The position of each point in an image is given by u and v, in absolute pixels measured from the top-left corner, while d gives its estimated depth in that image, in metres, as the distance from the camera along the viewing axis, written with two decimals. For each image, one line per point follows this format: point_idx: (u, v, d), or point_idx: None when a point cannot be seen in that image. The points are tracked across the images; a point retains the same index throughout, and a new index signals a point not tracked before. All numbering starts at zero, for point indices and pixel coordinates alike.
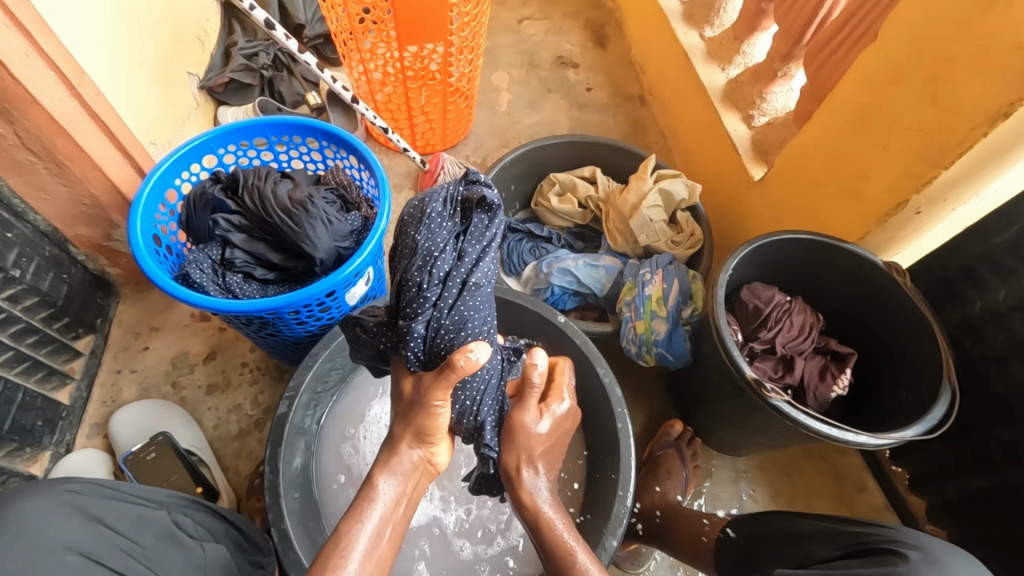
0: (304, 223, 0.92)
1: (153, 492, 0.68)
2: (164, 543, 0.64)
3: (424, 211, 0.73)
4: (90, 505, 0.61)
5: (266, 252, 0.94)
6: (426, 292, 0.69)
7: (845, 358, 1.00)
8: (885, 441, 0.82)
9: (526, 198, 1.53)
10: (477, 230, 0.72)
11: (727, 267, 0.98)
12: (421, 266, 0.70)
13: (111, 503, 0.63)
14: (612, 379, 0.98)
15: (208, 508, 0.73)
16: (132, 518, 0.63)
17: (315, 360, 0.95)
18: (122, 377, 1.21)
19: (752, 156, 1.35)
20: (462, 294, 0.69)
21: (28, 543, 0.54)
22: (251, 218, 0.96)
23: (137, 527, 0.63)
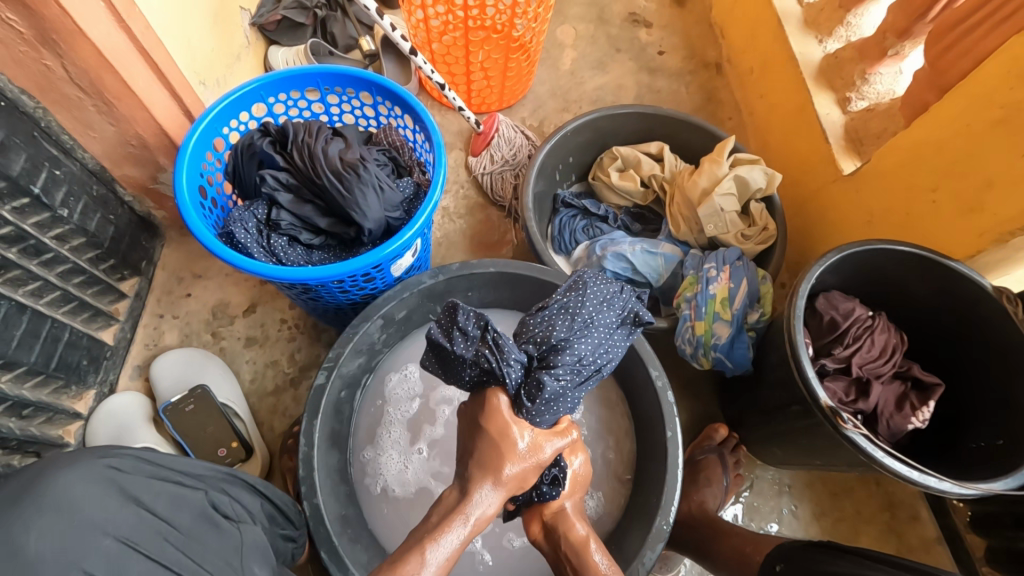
0: (355, 189, 0.86)
1: (191, 469, 0.69)
2: (204, 523, 0.63)
3: (611, 302, 0.73)
4: (128, 482, 0.61)
5: (314, 216, 0.90)
6: (560, 373, 0.68)
7: (930, 388, 0.90)
8: (971, 491, 0.73)
9: (584, 171, 1.43)
10: (613, 334, 0.73)
11: (810, 276, 0.89)
12: (562, 348, 0.69)
13: (150, 481, 0.62)
14: (664, 383, 0.91)
15: (245, 483, 0.74)
16: (172, 497, 0.62)
17: (357, 332, 0.91)
18: (164, 321, 1.21)
19: (843, 146, 1.21)
20: (589, 386, 0.72)
21: (64, 521, 0.54)
22: (299, 177, 0.91)
23: (177, 507, 0.62)
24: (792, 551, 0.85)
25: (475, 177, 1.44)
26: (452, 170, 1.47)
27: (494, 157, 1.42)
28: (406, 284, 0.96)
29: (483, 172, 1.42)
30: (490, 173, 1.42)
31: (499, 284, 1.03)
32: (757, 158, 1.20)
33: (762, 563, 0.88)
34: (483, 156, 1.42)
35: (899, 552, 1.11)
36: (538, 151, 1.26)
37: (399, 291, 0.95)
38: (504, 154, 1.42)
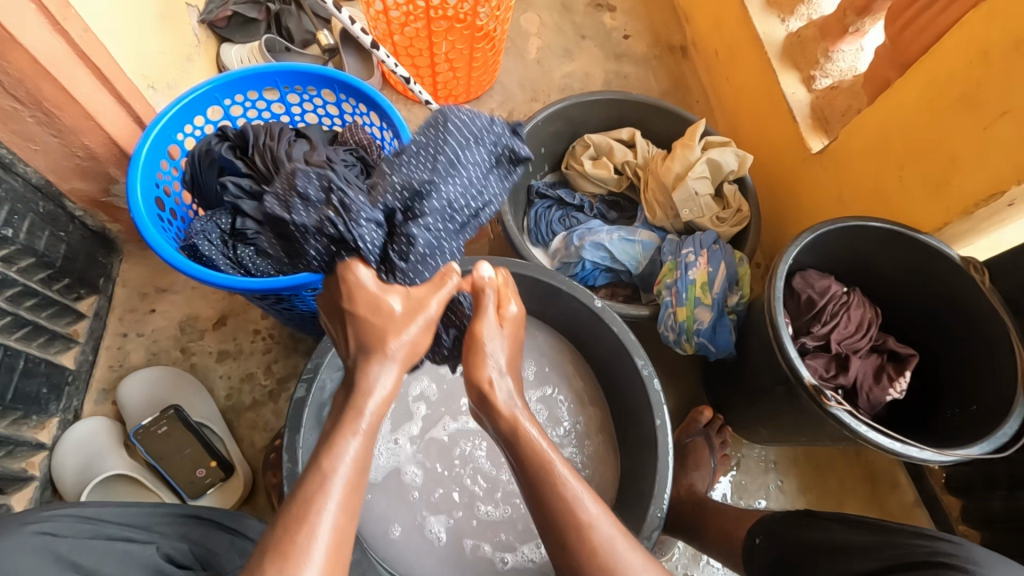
0: None
1: (151, 517, 0.69)
2: None
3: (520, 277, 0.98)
4: (65, 550, 0.61)
5: None
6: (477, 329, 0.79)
7: (905, 360, 0.92)
8: (951, 458, 0.75)
9: (556, 161, 1.41)
10: None
11: (788, 256, 0.90)
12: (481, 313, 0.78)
13: (89, 544, 0.63)
14: (650, 371, 0.91)
15: (210, 520, 0.72)
16: (116, 557, 0.63)
17: (334, 340, 0.89)
18: (128, 341, 1.15)
19: (811, 125, 1.22)
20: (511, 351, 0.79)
21: None
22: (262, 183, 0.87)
23: (121, 567, 0.63)
24: (767, 526, 0.85)
25: None
26: None
27: None
28: None
29: None
30: None
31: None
32: (729, 141, 1.21)
33: (744, 544, 0.88)
34: None
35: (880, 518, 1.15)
36: None
37: None
38: None
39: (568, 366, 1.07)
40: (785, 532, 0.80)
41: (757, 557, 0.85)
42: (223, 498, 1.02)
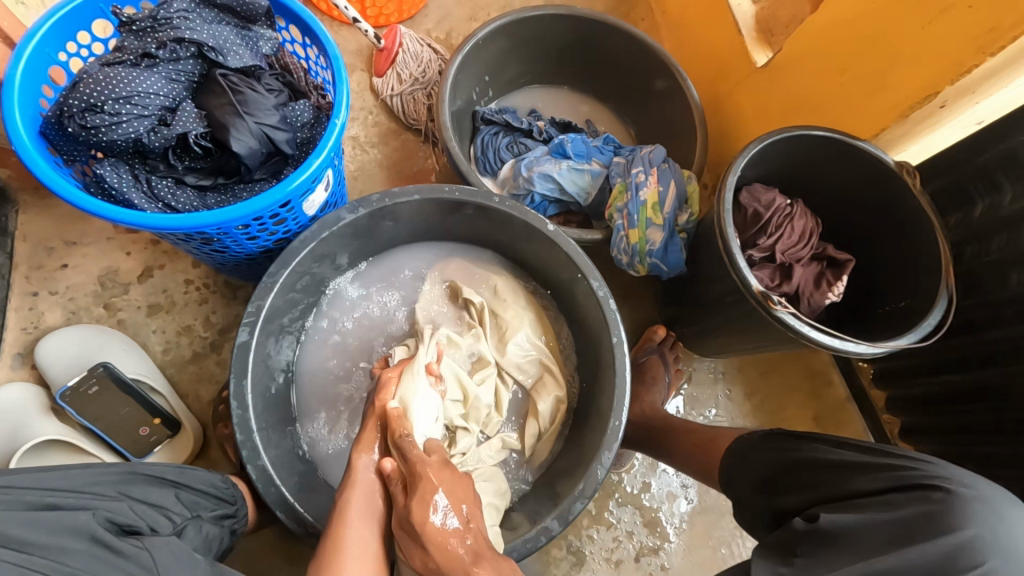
0: (245, 95, 0.74)
1: (159, 467, 0.69)
2: (155, 491, 0.66)
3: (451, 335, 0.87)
4: (130, 477, 0.66)
5: (193, 127, 0.72)
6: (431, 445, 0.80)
7: (843, 265, 0.97)
8: (882, 350, 0.81)
9: (502, 86, 1.34)
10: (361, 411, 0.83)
11: (736, 169, 0.90)
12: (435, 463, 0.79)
13: (142, 479, 0.66)
14: (606, 292, 0.92)
15: (149, 477, 0.67)
16: (152, 485, 0.66)
17: (276, 280, 0.82)
18: (41, 300, 1.04)
19: (756, 37, 1.17)
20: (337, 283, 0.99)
21: (73, 479, 0.62)
22: (194, 117, 0.73)
23: (146, 491, 0.65)
24: (745, 446, 0.85)
25: (383, 100, 1.31)
26: (357, 95, 1.32)
27: (402, 76, 1.29)
28: (323, 222, 0.87)
29: (391, 94, 1.29)
30: (400, 95, 1.29)
31: (438, 209, 0.96)
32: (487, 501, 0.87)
33: (722, 465, 0.88)
34: (390, 76, 1.28)
35: (817, 414, 1.24)
36: (450, 63, 1.15)
37: (316, 231, 0.86)
38: (412, 72, 1.29)
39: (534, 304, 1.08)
40: (757, 445, 0.83)
41: (737, 476, 0.84)
42: (173, 454, 0.97)
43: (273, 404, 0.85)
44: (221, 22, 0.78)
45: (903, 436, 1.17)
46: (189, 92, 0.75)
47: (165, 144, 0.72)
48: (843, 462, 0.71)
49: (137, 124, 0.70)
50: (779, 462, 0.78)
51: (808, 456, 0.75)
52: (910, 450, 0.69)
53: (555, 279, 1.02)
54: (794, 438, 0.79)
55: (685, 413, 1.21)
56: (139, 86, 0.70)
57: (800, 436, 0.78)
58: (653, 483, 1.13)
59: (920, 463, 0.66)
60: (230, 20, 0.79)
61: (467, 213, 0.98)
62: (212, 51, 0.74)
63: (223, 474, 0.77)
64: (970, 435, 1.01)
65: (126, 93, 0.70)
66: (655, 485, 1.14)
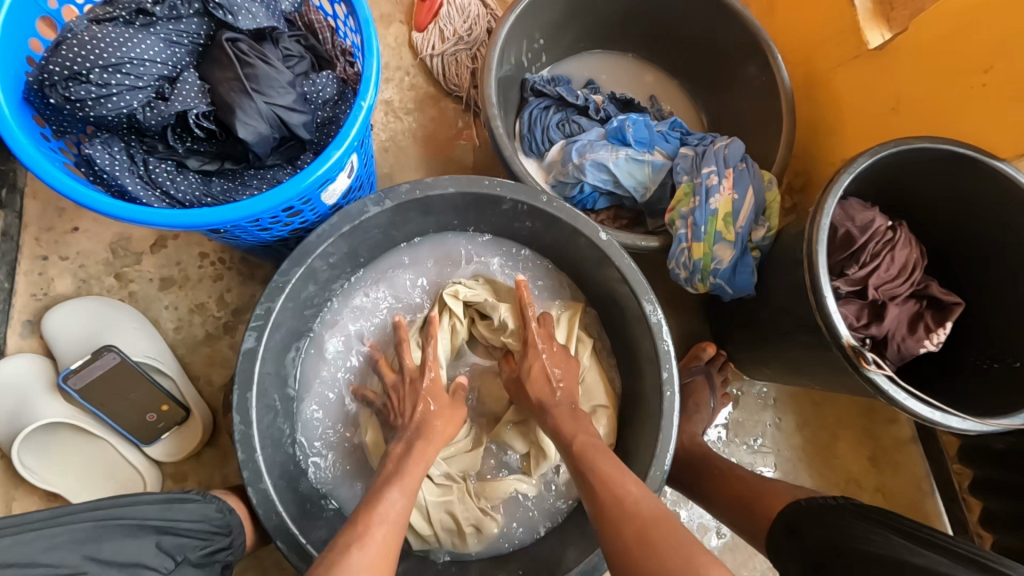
0: (255, 67, 0.61)
1: (138, 510, 0.61)
2: (131, 546, 0.59)
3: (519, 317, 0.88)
4: (100, 533, 0.58)
5: (194, 103, 0.61)
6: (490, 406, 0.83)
7: (948, 308, 0.82)
8: (990, 429, 0.67)
9: (558, 51, 1.17)
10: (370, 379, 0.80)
11: (838, 187, 0.74)
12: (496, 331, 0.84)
13: (116, 533, 0.59)
14: (659, 317, 0.80)
15: (126, 525, 0.60)
16: (128, 540, 0.59)
17: (288, 280, 0.74)
18: (51, 265, 0.98)
19: (872, 12, 0.96)
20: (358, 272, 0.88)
21: (29, 547, 0.53)
22: (195, 91, 0.61)
23: (121, 548, 0.58)
24: (802, 514, 0.75)
25: (423, 60, 1.16)
26: (393, 52, 1.17)
27: (444, 34, 1.13)
28: (345, 215, 0.77)
29: (432, 54, 1.14)
30: (442, 55, 1.14)
31: (475, 205, 0.84)
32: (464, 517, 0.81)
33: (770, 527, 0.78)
34: (431, 32, 1.13)
35: (874, 453, 1.12)
36: (501, 22, 0.99)
37: (336, 224, 0.76)
38: (456, 29, 1.13)
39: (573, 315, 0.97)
40: (818, 518, 0.73)
41: (786, 543, 0.75)
42: (180, 443, 0.92)
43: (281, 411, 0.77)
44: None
45: (972, 492, 1.04)
46: (193, 58, 0.63)
47: (162, 123, 0.61)
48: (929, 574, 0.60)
49: (129, 96, 0.59)
50: (840, 546, 0.68)
51: (881, 553, 0.64)
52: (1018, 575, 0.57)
53: (601, 293, 0.90)
54: (866, 524, 0.68)
55: (727, 439, 1.10)
56: (131, 51, 0.59)
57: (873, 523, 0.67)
58: (684, 513, 1.05)
59: None
60: None
61: (507, 211, 0.86)
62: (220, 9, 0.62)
63: (220, 502, 0.70)
64: None
65: (116, 58, 0.58)
66: (685, 514, 1.06)
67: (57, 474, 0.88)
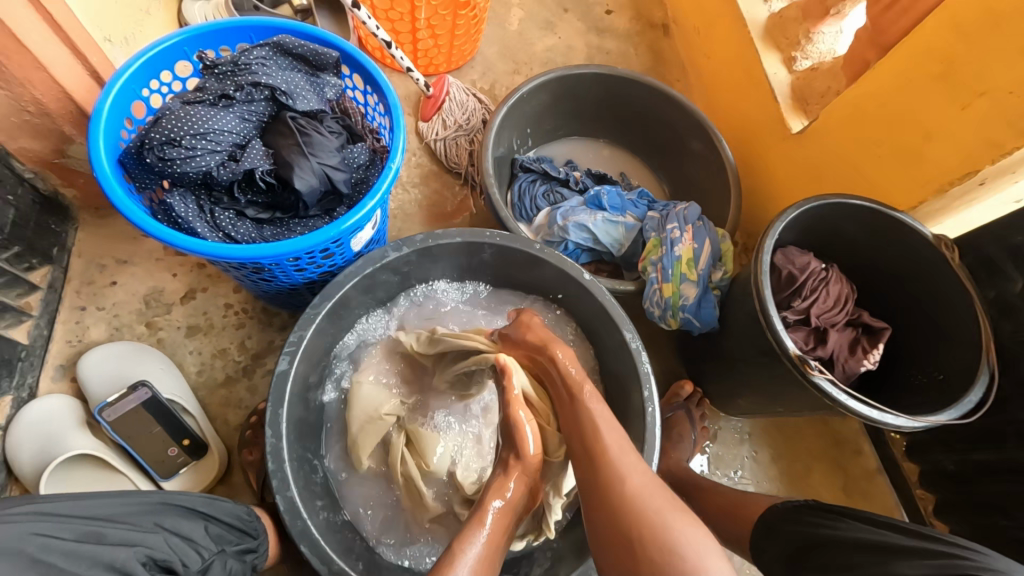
0: (312, 137, 0.78)
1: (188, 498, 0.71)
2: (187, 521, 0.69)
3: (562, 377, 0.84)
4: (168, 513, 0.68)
5: (257, 163, 0.76)
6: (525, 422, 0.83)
7: (878, 332, 0.97)
8: (920, 424, 0.80)
9: (540, 137, 1.39)
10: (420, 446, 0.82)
11: (773, 233, 0.92)
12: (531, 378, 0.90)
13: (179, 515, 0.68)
14: (638, 344, 0.93)
15: (182, 508, 0.69)
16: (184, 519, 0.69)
17: (318, 311, 0.85)
18: (88, 315, 1.08)
19: (791, 105, 1.21)
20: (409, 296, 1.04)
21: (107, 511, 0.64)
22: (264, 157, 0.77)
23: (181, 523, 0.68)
24: (776, 515, 0.84)
25: (427, 144, 1.36)
26: None
27: (446, 122, 1.35)
28: (368, 258, 0.90)
29: (435, 138, 1.35)
30: (444, 140, 1.35)
31: (477, 252, 0.99)
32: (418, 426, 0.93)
33: (752, 535, 0.86)
34: (435, 122, 1.35)
35: (844, 482, 1.20)
36: (495, 113, 1.21)
37: (361, 266, 0.89)
38: (457, 119, 1.35)
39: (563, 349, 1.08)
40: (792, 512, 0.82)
41: (767, 548, 0.83)
42: (195, 478, 0.97)
43: (303, 433, 0.85)
44: (293, 70, 0.83)
45: (937, 514, 1.12)
46: (258, 131, 0.80)
47: (231, 179, 0.76)
48: (881, 543, 0.69)
49: (208, 159, 0.75)
50: (810, 538, 0.76)
51: (839, 531, 0.73)
52: (955, 536, 0.67)
53: (584, 328, 1.03)
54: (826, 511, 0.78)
55: (709, 471, 1.18)
56: (214, 125, 0.75)
57: (835, 512, 0.77)
58: None
59: (965, 549, 0.64)
60: (303, 68, 0.84)
61: (506, 259, 1.00)
62: (284, 95, 0.80)
63: (247, 506, 0.79)
64: (1008, 518, 0.97)
65: (202, 130, 0.75)
66: None
67: None
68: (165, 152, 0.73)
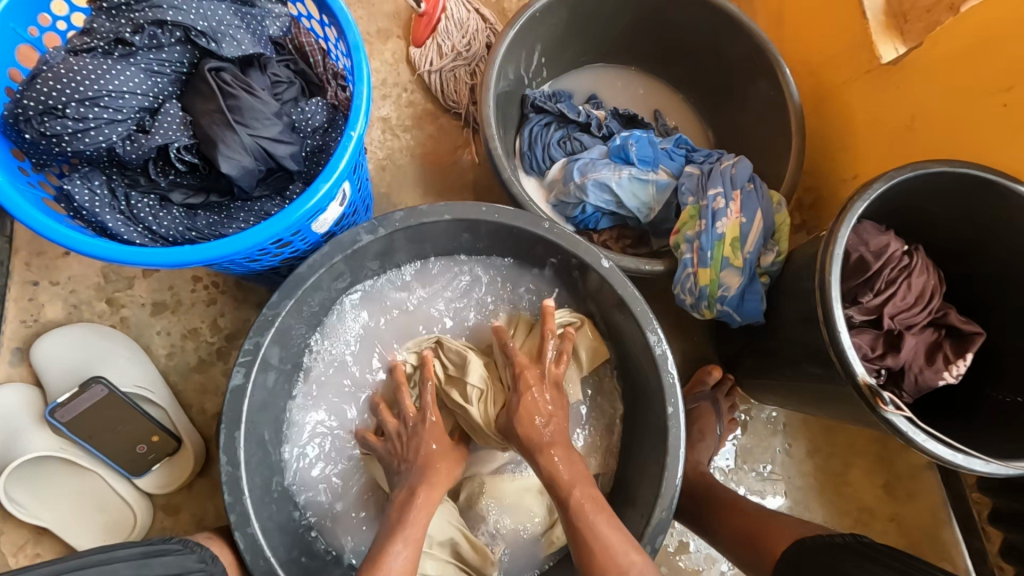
0: (244, 97, 0.59)
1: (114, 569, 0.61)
2: None
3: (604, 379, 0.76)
4: None
5: (174, 136, 0.59)
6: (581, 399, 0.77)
7: (969, 338, 0.78)
8: (1017, 472, 0.64)
9: (559, 66, 1.14)
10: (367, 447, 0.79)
11: (850, 215, 0.71)
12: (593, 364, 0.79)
13: None
14: (664, 347, 0.77)
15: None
16: None
17: (277, 313, 0.71)
18: (41, 291, 0.96)
19: (884, 25, 0.92)
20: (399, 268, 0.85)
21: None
22: (183, 127, 0.59)
23: None
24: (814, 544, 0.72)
25: (421, 76, 1.13)
26: (392, 68, 1.14)
27: (443, 49, 1.10)
28: (337, 243, 0.74)
29: (430, 69, 1.11)
30: (440, 71, 1.11)
31: (472, 230, 0.81)
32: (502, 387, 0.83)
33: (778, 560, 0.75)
34: (429, 48, 1.10)
35: (888, 480, 1.08)
36: (501, 38, 0.96)
37: (329, 253, 0.73)
38: (455, 45, 1.11)
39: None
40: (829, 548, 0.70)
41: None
42: (170, 475, 0.90)
43: (271, 450, 0.75)
44: None
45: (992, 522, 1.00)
46: (175, 88, 0.61)
47: (144, 157, 0.59)
48: None
49: (106, 131, 0.57)
50: None
51: None
52: None
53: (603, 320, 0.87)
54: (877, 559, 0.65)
55: (734, 466, 1.07)
56: (109, 83, 0.56)
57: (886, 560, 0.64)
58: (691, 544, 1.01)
59: None
60: None
61: (507, 237, 0.82)
62: (203, 36, 0.59)
63: (204, 547, 0.69)
64: None
65: (93, 92, 0.56)
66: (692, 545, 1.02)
67: (45, 508, 0.86)
68: (46, 123, 0.55)
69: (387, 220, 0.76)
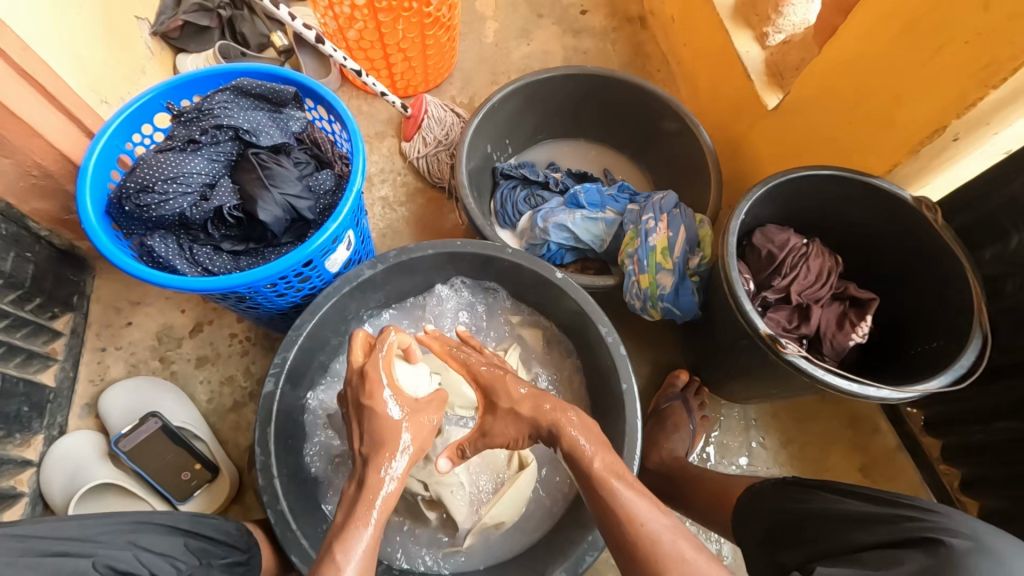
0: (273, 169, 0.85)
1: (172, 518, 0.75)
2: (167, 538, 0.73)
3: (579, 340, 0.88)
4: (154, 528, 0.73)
5: (226, 198, 0.83)
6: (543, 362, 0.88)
7: (867, 303, 0.94)
8: (910, 395, 0.78)
9: (521, 143, 1.41)
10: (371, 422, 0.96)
11: (739, 213, 0.90)
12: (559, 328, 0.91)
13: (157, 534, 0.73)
14: (615, 337, 0.93)
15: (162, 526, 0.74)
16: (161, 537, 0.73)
17: (299, 334, 0.89)
18: (108, 355, 1.17)
19: (766, 81, 1.18)
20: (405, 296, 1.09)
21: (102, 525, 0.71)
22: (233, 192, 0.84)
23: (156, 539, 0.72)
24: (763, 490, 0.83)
25: (411, 162, 1.41)
26: (388, 159, 1.43)
27: (427, 140, 1.39)
28: (346, 277, 0.94)
29: (418, 156, 1.39)
30: (425, 157, 1.39)
31: (452, 262, 1.02)
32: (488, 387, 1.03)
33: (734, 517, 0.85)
34: (416, 140, 1.39)
35: (862, 463, 1.15)
36: (468, 123, 1.23)
37: (339, 285, 0.93)
38: (436, 135, 1.39)
39: (551, 349, 1.10)
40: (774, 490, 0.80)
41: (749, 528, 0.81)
42: (209, 500, 1.04)
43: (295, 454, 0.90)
44: (256, 109, 0.89)
45: (964, 490, 1.06)
46: (227, 170, 0.86)
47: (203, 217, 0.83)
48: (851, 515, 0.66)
49: (180, 201, 0.81)
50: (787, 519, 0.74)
51: (811, 505, 0.72)
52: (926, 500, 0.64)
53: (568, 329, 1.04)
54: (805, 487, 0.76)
55: (715, 462, 1.16)
56: (185, 169, 0.82)
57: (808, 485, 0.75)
58: None
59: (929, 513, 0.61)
60: (265, 107, 0.90)
61: (478, 265, 1.03)
62: (247, 133, 0.86)
63: (238, 522, 0.83)
64: None
65: (174, 175, 0.82)
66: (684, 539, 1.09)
67: None
68: (145, 199, 0.80)
69: (384, 258, 0.96)
